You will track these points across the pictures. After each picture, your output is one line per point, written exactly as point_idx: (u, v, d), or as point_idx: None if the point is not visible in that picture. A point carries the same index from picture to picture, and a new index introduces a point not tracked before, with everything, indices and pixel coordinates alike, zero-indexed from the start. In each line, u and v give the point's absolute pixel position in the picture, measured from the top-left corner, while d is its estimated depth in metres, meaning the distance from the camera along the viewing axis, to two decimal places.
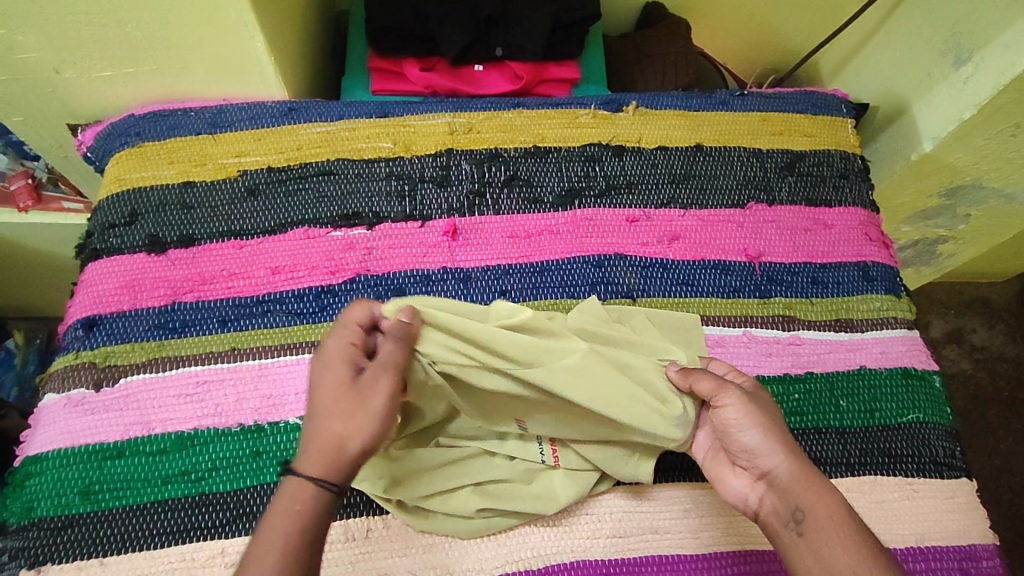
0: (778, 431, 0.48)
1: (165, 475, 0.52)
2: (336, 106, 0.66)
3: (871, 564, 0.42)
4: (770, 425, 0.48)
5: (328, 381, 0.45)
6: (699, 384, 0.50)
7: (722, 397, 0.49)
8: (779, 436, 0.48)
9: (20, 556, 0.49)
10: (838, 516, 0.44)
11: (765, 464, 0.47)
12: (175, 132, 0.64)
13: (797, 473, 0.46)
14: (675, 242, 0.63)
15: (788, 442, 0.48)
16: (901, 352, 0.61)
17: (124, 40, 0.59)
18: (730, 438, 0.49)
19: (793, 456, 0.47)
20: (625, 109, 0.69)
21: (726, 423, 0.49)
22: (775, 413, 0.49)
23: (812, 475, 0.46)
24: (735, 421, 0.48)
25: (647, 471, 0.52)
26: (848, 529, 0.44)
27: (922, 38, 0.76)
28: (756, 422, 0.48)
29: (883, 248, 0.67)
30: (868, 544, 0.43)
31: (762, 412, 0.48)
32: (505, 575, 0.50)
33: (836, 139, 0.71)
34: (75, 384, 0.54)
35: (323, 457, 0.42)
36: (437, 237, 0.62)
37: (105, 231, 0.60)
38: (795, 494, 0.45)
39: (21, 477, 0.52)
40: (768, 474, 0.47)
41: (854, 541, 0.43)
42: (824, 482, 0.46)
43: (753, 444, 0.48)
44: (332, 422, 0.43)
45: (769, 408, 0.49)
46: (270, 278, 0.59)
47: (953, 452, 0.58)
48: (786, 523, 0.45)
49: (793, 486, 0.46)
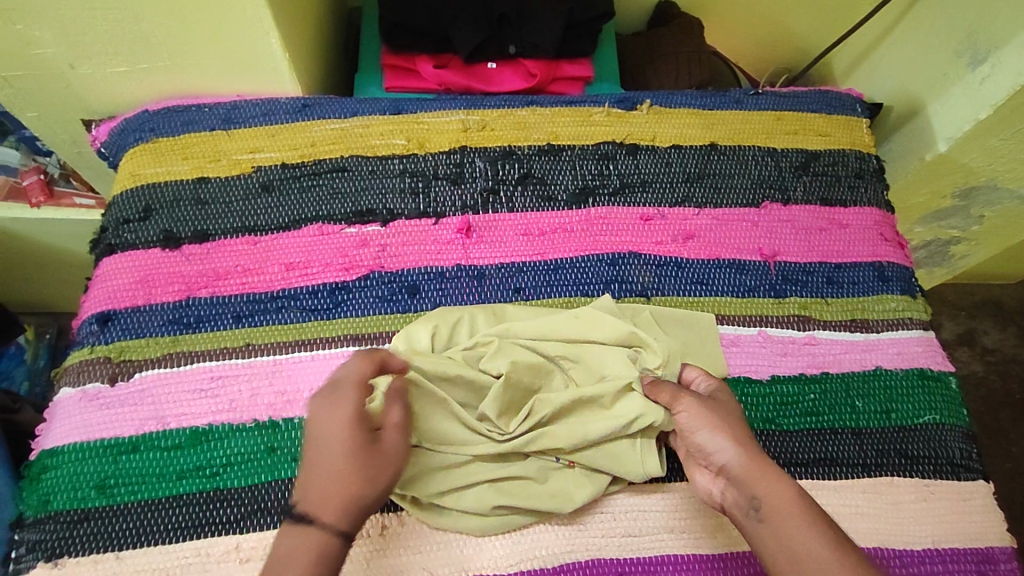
0: (730, 424, 0.48)
1: (180, 470, 0.52)
2: (349, 103, 0.66)
3: (826, 545, 0.41)
4: (721, 419, 0.48)
5: (332, 434, 0.44)
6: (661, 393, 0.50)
7: (674, 402, 0.49)
8: (732, 429, 0.47)
9: (37, 548, 0.49)
10: (792, 500, 0.44)
11: (719, 458, 0.47)
12: (189, 128, 0.64)
13: (749, 461, 0.46)
14: (690, 241, 0.63)
15: (741, 433, 0.47)
16: (916, 353, 0.61)
17: (139, 36, 0.59)
18: (688, 439, 0.49)
19: (745, 446, 0.46)
20: (639, 107, 0.68)
21: (683, 426, 0.49)
22: (731, 408, 0.49)
23: (764, 462, 0.46)
24: (688, 421, 0.49)
25: (655, 467, 0.51)
26: (803, 512, 0.43)
27: (937, 38, 0.76)
28: (706, 420, 0.48)
29: (899, 248, 0.67)
30: (825, 525, 0.42)
31: (714, 409, 0.48)
32: (520, 572, 0.50)
33: (851, 139, 0.70)
34: (90, 379, 0.55)
35: (339, 509, 0.42)
36: (451, 235, 0.61)
37: (119, 227, 0.61)
38: (750, 482, 0.45)
39: (37, 470, 0.52)
40: (723, 467, 0.47)
41: (810, 523, 0.42)
42: (777, 468, 0.46)
43: (707, 441, 0.48)
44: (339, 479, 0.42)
45: (721, 406, 0.49)
46: (283, 274, 0.59)
47: (970, 454, 0.58)
48: (744, 513, 0.45)
49: (747, 475, 0.45)
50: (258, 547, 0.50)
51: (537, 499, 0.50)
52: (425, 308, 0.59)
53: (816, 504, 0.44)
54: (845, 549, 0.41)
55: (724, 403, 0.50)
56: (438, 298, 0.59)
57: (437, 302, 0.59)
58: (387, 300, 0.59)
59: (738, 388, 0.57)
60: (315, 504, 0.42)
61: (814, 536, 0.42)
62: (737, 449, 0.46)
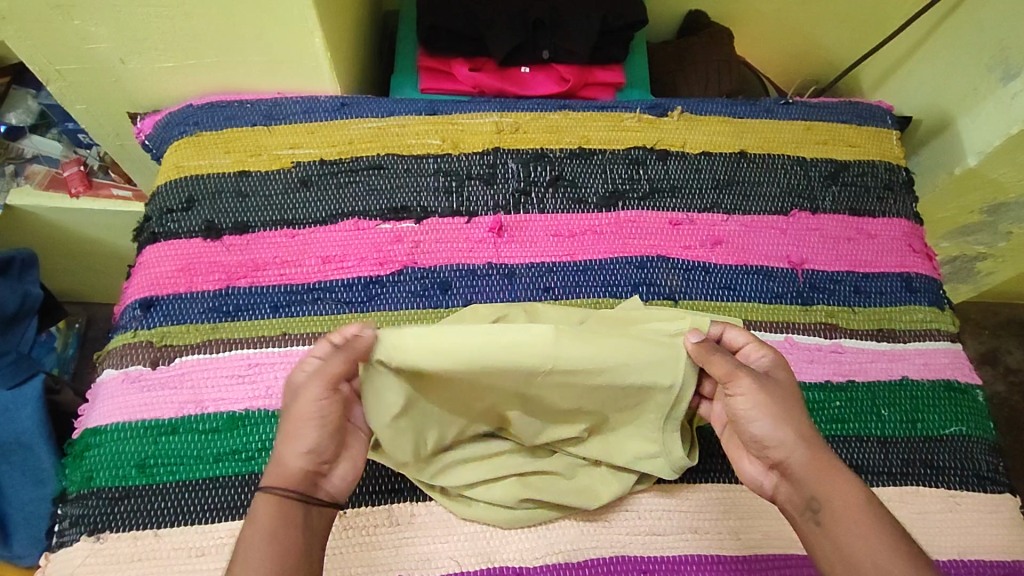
0: (791, 418, 0.47)
1: (217, 453, 0.53)
2: (386, 103, 0.68)
3: (889, 551, 0.42)
4: (784, 414, 0.47)
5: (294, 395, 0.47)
6: (714, 367, 0.48)
7: (732, 388, 0.48)
8: (793, 421, 0.47)
9: (80, 522, 0.51)
10: (855, 499, 0.44)
11: (780, 454, 0.47)
12: (231, 123, 0.66)
13: (813, 459, 0.46)
14: (718, 246, 0.64)
15: (804, 427, 0.47)
16: (943, 365, 0.61)
17: (188, 33, 0.62)
18: (744, 430, 0.48)
19: (808, 444, 0.46)
20: (670, 114, 0.69)
21: (738, 413, 0.48)
22: (789, 394, 0.48)
23: (827, 461, 0.46)
24: (746, 412, 0.48)
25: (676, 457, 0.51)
26: (865, 511, 0.44)
27: (969, 53, 0.76)
28: (767, 413, 0.47)
29: (927, 260, 0.67)
30: (886, 525, 0.43)
31: (774, 400, 0.47)
32: (545, 566, 0.51)
33: (881, 150, 0.71)
34: (132, 361, 0.56)
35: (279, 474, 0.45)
36: (483, 233, 0.63)
37: (162, 216, 0.63)
38: (811, 481, 0.45)
39: (81, 449, 0.54)
40: (782, 462, 0.47)
41: (873, 523, 0.43)
42: (838, 466, 0.46)
43: (765, 435, 0.47)
44: (303, 431, 0.45)
45: (781, 395, 0.48)
46: (320, 267, 0.61)
47: (997, 467, 0.58)
48: (802, 512, 0.46)
49: (809, 474, 0.46)
50: None
51: (565, 495, 0.51)
52: (456, 304, 0.60)
53: (874, 502, 0.45)
54: (908, 556, 0.42)
55: (774, 382, 0.49)
56: (469, 295, 0.61)
57: (469, 299, 0.61)
58: (419, 295, 0.60)
59: None
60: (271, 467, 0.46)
61: (876, 534, 0.43)
62: (801, 446, 0.46)
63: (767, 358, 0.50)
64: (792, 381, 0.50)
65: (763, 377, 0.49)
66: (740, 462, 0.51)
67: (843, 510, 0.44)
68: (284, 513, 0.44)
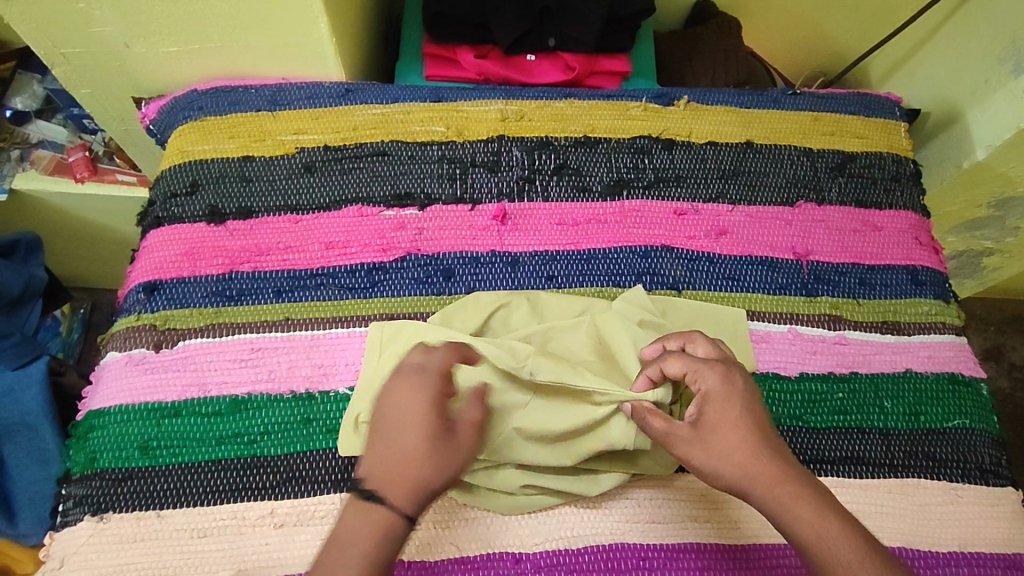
0: (739, 459, 0.45)
1: (219, 436, 0.53)
2: (391, 89, 0.68)
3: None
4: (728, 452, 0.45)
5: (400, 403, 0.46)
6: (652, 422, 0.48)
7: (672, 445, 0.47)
8: (740, 457, 0.45)
9: (83, 503, 0.51)
10: (826, 527, 0.43)
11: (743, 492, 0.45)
12: (235, 108, 0.66)
13: (775, 492, 0.44)
14: (723, 237, 0.64)
15: (762, 456, 0.45)
16: (948, 357, 0.61)
17: (193, 18, 0.61)
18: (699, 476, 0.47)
19: (763, 476, 0.44)
20: (676, 103, 0.69)
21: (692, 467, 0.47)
22: (729, 426, 0.46)
23: (792, 487, 0.44)
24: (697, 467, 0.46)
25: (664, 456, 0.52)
26: (841, 541, 0.42)
27: (981, 44, 0.75)
28: (716, 466, 0.45)
29: (933, 253, 0.66)
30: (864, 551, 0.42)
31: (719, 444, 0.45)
32: (545, 552, 0.51)
33: (889, 142, 0.70)
34: (136, 345, 0.57)
35: (409, 491, 0.43)
36: (487, 221, 0.63)
37: (167, 201, 0.63)
38: (776, 516, 0.44)
39: (84, 430, 0.54)
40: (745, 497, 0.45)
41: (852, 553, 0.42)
42: (806, 491, 0.44)
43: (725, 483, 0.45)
44: (410, 438, 0.44)
45: (727, 436, 0.45)
46: (323, 253, 0.61)
47: (999, 460, 0.58)
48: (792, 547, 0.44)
49: (773, 507, 0.44)
50: (292, 513, 0.51)
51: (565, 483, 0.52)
52: (459, 291, 0.60)
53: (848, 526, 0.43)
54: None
55: (705, 422, 0.46)
56: (473, 283, 0.61)
57: (472, 287, 0.60)
58: (421, 282, 0.60)
59: (767, 384, 0.57)
60: (379, 481, 0.43)
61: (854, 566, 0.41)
62: (759, 482, 0.44)
63: (707, 384, 0.47)
64: (732, 414, 0.46)
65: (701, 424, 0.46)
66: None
67: (817, 542, 0.42)
68: (390, 526, 0.42)
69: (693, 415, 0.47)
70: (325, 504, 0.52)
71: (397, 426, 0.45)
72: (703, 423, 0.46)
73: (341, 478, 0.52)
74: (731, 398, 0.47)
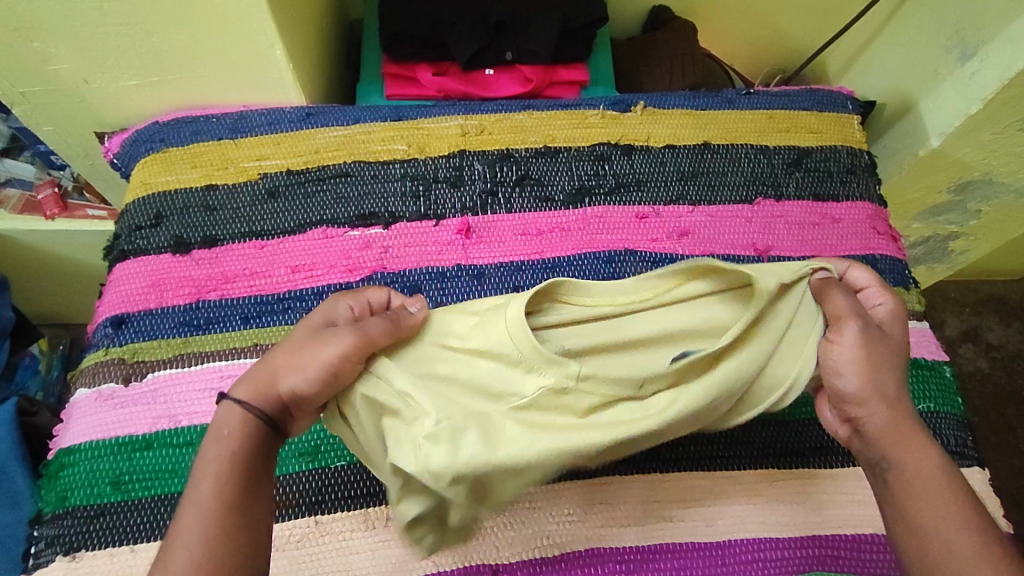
0: (886, 377, 0.45)
1: (191, 467, 0.53)
2: (351, 110, 0.68)
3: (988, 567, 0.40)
4: (885, 353, 0.46)
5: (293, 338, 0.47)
6: (836, 301, 0.46)
7: (836, 328, 0.46)
8: (902, 357, 0.48)
9: (55, 543, 0.51)
10: (939, 478, 0.43)
11: (862, 420, 0.46)
12: (197, 138, 0.66)
13: (896, 426, 0.45)
14: (685, 238, 0.65)
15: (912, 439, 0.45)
16: (910, 343, 0.62)
17: (149, 51, 0.62)
18: (833, 376, 0.46)
19: (900, 407, 0.45)
20: (633, 109, 0.70)
21: (830, 360, 0.46)
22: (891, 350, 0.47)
23: (912, 429, 0.45)
24: (840, 361, 0.45)
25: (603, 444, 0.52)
26: (939, 487, 0.43)
27: (927, 36, 0.77)
28: (864, 368, 0.45)
29: (891, 241, 0.68)
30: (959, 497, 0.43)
31: (878, 360, 0.46)
32: (521, 562, 0.51)
33: (843, 135, 0.72)
34: (105, 380, 0.57)
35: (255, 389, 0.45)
36: (451, 236, 0.63)
37: (131, 233, 0.63)
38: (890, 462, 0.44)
39: (55, 469, 0.54)
40: (862, 424, 0.46)
41: (948, 500, 0.42)
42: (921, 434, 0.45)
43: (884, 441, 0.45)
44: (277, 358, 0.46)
45: (886, 354, 0.46)
46: (290, 277, 0.61)
47: (965, 441, 0.59)
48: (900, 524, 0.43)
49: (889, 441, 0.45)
50: None
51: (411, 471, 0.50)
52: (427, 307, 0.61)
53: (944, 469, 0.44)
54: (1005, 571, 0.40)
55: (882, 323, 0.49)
56: (440, 298, 0.61)
57: (439, 302, 0.61)
58: None
59: None
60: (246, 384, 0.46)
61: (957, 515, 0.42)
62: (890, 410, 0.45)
63: (886, 307, 0.50)
64: (908, 333, 0.50)
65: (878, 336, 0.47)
66: (821, 413, 0.50)
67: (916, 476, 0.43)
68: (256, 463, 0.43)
69: (876, 319, 0.50)
70: (299, 528, 0.51)
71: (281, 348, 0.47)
72: (884, 326, 0.49)
73: (315, 500, 0.52)
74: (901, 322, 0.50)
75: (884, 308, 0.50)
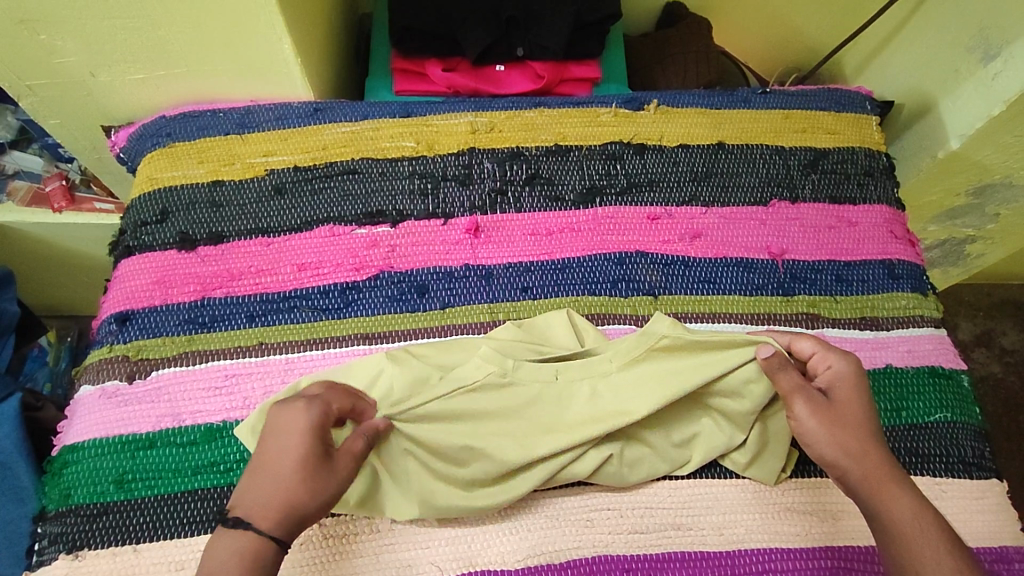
0: (859, 440, 0.49)
1: (195, 466, 0.53)
2: (360, 106, 0.67)
3: None
4: (843, 418, 0.49)
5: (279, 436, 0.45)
6: (782, 380, 0.50)
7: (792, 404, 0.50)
8: (859, 420, 0.50)
9: (59, 540, 0.51)
10: (920, 515, 0.45)
11: (840, 474, 0.49)
12: (204, 133, 0.66)
13: (875, 473, 0.47)
14: (697, 240, 0.63)
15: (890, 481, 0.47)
16: (927, 351, 0.61)
17: (156, 45, 0.61)
18: (807, 445, 0.51)
19: (868, 457, 0.48)
20: (647, 107, 0.69)
21: (799, 433, 0.50)
22: (856, 411, 0.50)
23: (886, 476, 0.47)
24: (808, 430, 0.50)
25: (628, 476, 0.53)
26: (922, 528, 0.45)
27: (949, 34, 0.75)
28: (830, 435, 0.49)
29: (910, 246, 0.66)
30: (937, 535, 0.44)
31: (839, 425, 0.49)
32: (526, 568, 0.50)
33: (861, 137, 0.70)
34: (109, 377, 0.56)
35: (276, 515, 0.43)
36: (460, 235, 0.62)
37: (137, 229, 0.62)
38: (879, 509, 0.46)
39: (59, 466, 0.54)
40: (842, 479, 0.49)
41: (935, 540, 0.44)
42: (899, 480, 0.47)
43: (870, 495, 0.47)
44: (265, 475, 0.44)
45: (850, 419, 0.49)
46: (296, 275, 0.60)
47: (983, 452, 0.57)
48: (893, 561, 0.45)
49: (871, 488, 0.47)
50: None
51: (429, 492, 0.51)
52: (435, 307, 0.60)
53: (929, 512, 0.46)
54: None
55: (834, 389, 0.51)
56: (447, 298, 0.60)
57: (447, 302, 0.60)
58: (396, 300, 0.60)
59: None
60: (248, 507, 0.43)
61: (934, 553, 0.44)
62: (867, 465, 0.48)
63: (836, 369, 0.51)
64: (866, 392, 0.51)
65: (831, 403, 0.50)
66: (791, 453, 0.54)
67: (899, 519, 0.45)
68: (258, 553, 0.42)
69: (825, 384, 0.51)
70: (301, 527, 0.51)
71: (281, 450, 0.45)
72: (832, 391, 0.51)
73: None
74: (862, 383, 0.51)
75: (835, 371, 0.51)
